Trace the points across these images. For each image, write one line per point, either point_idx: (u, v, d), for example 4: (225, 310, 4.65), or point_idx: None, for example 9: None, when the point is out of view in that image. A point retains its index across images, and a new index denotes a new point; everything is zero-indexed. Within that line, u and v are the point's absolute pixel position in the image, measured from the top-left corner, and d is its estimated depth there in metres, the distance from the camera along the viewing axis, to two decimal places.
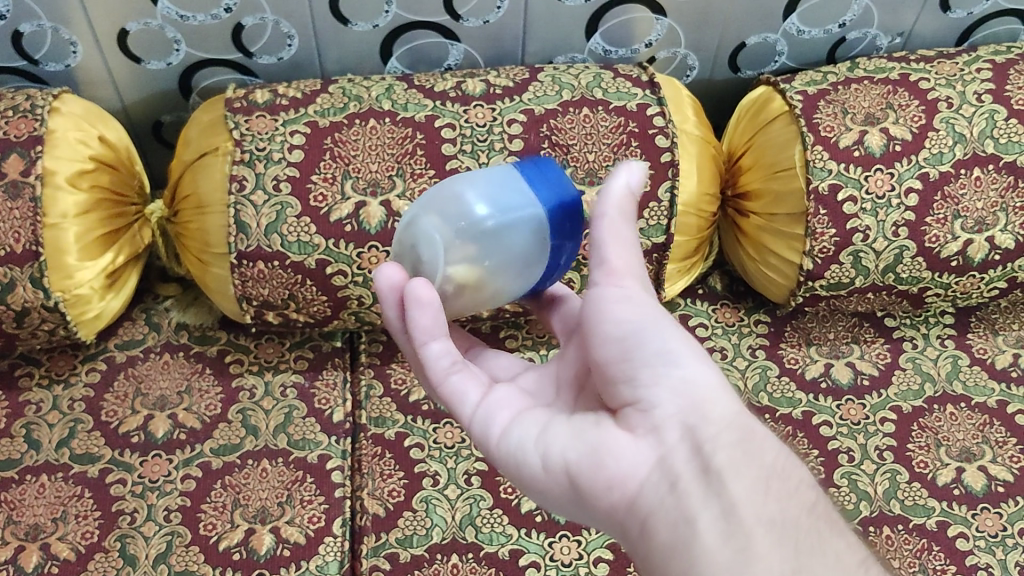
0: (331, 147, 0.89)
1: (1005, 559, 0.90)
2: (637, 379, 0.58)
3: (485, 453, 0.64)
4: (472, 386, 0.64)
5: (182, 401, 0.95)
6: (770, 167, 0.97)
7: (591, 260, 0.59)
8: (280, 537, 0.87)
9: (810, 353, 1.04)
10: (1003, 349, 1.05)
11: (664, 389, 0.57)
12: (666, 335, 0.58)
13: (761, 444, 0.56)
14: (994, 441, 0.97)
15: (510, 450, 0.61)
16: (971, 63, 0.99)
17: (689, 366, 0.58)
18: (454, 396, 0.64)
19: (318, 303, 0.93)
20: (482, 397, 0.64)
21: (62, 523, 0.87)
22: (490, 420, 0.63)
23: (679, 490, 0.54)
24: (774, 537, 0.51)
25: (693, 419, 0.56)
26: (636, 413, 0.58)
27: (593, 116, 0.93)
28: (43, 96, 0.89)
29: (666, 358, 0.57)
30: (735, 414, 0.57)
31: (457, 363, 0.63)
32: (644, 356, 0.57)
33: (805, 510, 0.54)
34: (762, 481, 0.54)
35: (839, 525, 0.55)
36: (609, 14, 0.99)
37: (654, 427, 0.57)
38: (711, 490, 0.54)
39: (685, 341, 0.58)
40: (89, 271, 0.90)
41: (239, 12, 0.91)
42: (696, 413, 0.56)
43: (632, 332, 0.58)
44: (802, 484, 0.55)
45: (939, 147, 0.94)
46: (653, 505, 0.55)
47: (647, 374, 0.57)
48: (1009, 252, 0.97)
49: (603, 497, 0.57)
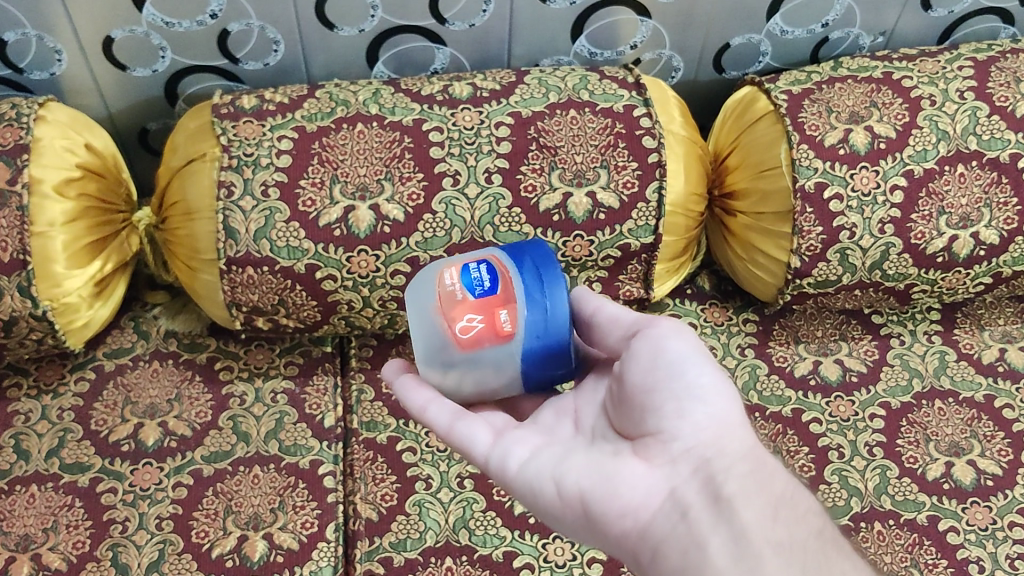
0: (319, 151, 0.89)
1: (994, 551, 0.91)
2: (665, 410, 0.59)
3: (499, 483, 0.65)
4: (449, 404, 0.66)
5: (173, 408, 0.95)
6: (756, 167, 0.98)
7: (616, 333, 0.66)
8: (273, 544, 0.87)
9: (799, 350, 1.04)
10: (989, 343, 1.06)
11: (690, 420, 0.59)
12: (700, 371, 0.61)
13: (774, 477, 0.58)
14: (983, 435, 0.98)
15: (525, 480, 0.62)
16: (953, 60, 1.00)
17: (715, 403, 0.60)
18: (463, 442, 0.65)
19: (308, 308, 0.92)
20: (494, 440, 0.65)
21: (53, 533, 0.86)
22: (507, 453, 0.64)
23: (691, 519, 0.56)
24: (783, 558, 0.53)
25: (712, 452, 0.58)
26: (656, 445, 0.60)
27: (580, 118, 0.93)
28: (28, 104, 0.89)
29: (699, 392, 0.60)
30: (750, 451, 0.59)
31: (460, 416, 0.66)
32: (677, 387, 0.60)
33: (813, 535, 0.56)
34: (772, 508, 0.56)
35: (845, 550, 0.56)
36: (594, 17, 0.99)
37: (672, 457, 0.59)
38: (723, 516, 0.55)
39: (715, 378, 0.61)
40: (77, 279, 0.90)
41: (225, 18, 0.91)
42: (716, 446, 0.59)
43: (675, 363, 0.60)
44: (809, 513, 0.57)
45: (923, 144, 0.95)
46: (666, 532, 0.57)
47: (677, 404, 0.59)
48: (993, 247, 0.98)
49: (616, 524, 0.58)
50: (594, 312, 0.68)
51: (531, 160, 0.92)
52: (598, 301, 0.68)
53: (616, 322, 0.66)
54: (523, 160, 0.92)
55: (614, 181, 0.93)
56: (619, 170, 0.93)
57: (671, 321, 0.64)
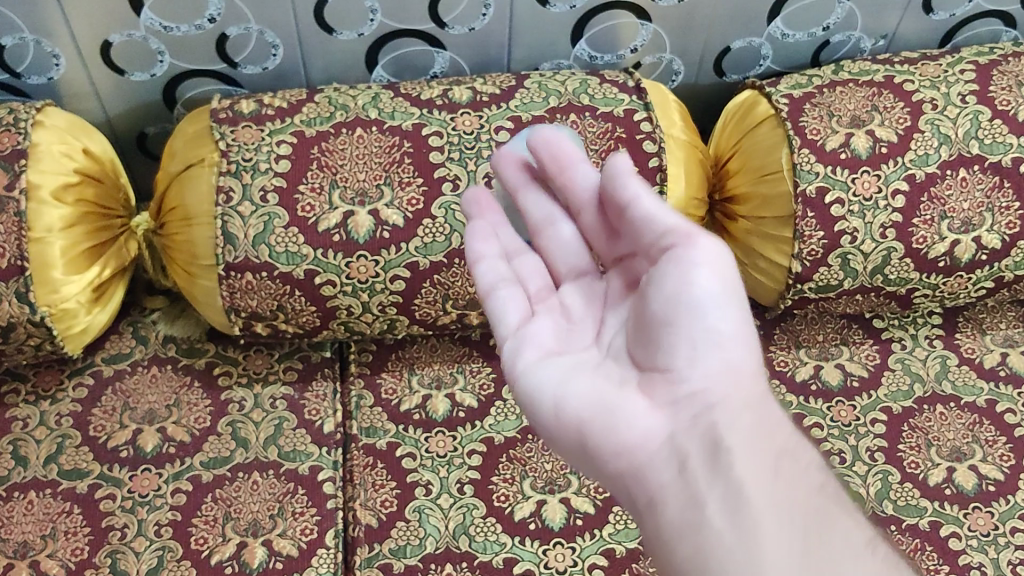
0: (318, 156, 0.89)
1: (997, 557, 0.91)
2: (677, 350, 0.58)
3: (507, 380, 0.64)
4: (492, 265, 0.68)
5: (171, 414, 0.95)
6: (757, 171, 0.97)
7: (648, 237, 0.60)
8: (272, 550, 0.87)
9: (800, 355, 1.04)
10: (991, 348, 1.06)
11: (701, 366, 0.57)
12: (721, 312, 0.58)
13: (778, 430, 0.57)
14: (984, 440, 0.98)
15: (529, 391, 0.62)
16: (954, 64, 0.99)
17: (731, 347, 0.58)
18: (494, 313, 0.67)
19: (308, 313, 0.92)
20: (519, 322, 0.65)
21: (52, 540, 0.86)
22: (517, 353, 0.64)
23: (689, 468, 0.55)
24: (781, 520, 0.51)
25: (720, 399, 0.57)
26: (661, 383, 0.58)
27: (581, 122, 0.93)
28: (26, 109, 0.88)
29: (715, 335, 0.58)
30: (757, 399, 0.58)
31: (502, 279, 0.68)
32: (695, 330, 0.57)
33: (813, 491, 0.54)
34: (773, 463, 0.54)
35: (845, 506, 0.54)
36: (594, 20, 0.99)
37: (676, 399, 0.58)
38: (722, 470, 0.54)
39: (735, 319, 0.58)
40: (75, 285, 0.89)
41: (223, 23, 0.91)
42: (723, 393, 0.57)
43: (696, 302, 0.57)
44: (811, 467, 0.56)
45: (925, 148, 0.95)
46: (663, 480, 0.56)
47: (690, 349, 0.57)
48: (995, 251, 0.98)
49: (611, 459, 0.58)
50: (628, 202, 0.60)
51: None
52: (637, 188, 0.60)
53: (649, 222, 0.60)
54: None
55: None
56: None
57: (709, 244, 0.58)
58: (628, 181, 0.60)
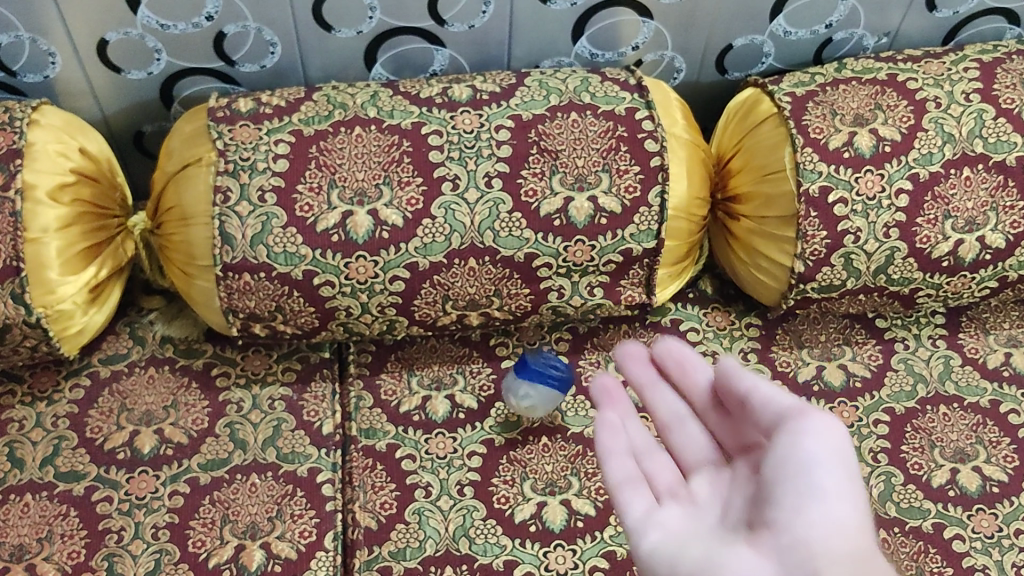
0: (317, 156, 0.88)
1: (1000, 560, 0.90)
2: (783, 504, 0.55)
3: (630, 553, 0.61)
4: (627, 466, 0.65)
5: (169, 415, 0.94)
6: (760, 170, 0.96)
7: (765, 420, 0.59)
8: (271, 553, 0.86)
9: (802, 355, 1.03)
10: (994, 348, 1.05)
11: (809, 520, 0.54)
12: (834, 475, 0.55)
13: None
14: (988, 441, 0.97)
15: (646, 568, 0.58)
16: (958, 62, 0.98)
17: (842, 503, 0.54)
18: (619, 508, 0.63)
19: (306, 314, 0.91)
20: (649, 509, 0.62)
21: (48, 543, 0.85)
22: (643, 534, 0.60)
23: None
24: None
25: (827, 555, 0.53)
26: (768, 536, 0.55)
27: (581, 121, 0.92)
28: (21, 107, 0.88)
29: (823, 492, 0.55)
30: (867, 556, 0.53)
31: (630, 479, 0.64)
32: (806, 484, 0.55)
33: None
34: None
35: None
36: (595, 17, 0.98)
37: (783, 548, 0.54)
38: None
39: (846, 481, 0.55)
40: (71, 286, 0.88)
41: (221, 21, 0.90)
42: (833, 549, 0.53)
43: (806, 465, 0.55)
44: None
45: (929, 147, 0.94)
46: None
47: (801, 502, 0.55)
48: (999, 251, 0.97)
49: None
50: (746, 392, 0.61)
51: (532, 164, 0.91)
52: (753, 379, 0.61)
53: (766, 404, 0.59)
54: (524, 164, 0.91)
55: (616, 185, 0.91)
56: (621, 174, 0.92)
57: (823, 417, 0.57)
58: (743, 377, 0.61)
